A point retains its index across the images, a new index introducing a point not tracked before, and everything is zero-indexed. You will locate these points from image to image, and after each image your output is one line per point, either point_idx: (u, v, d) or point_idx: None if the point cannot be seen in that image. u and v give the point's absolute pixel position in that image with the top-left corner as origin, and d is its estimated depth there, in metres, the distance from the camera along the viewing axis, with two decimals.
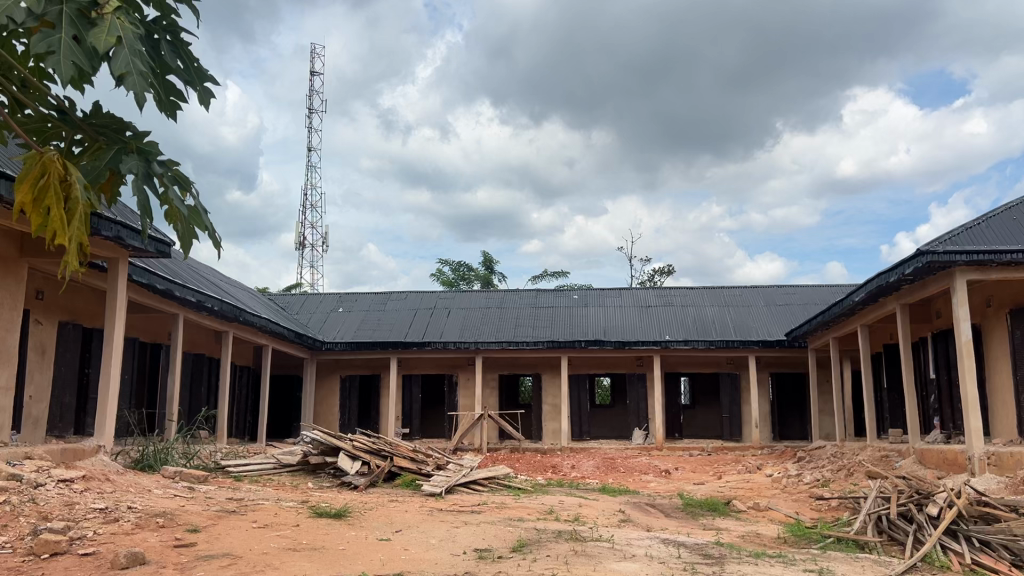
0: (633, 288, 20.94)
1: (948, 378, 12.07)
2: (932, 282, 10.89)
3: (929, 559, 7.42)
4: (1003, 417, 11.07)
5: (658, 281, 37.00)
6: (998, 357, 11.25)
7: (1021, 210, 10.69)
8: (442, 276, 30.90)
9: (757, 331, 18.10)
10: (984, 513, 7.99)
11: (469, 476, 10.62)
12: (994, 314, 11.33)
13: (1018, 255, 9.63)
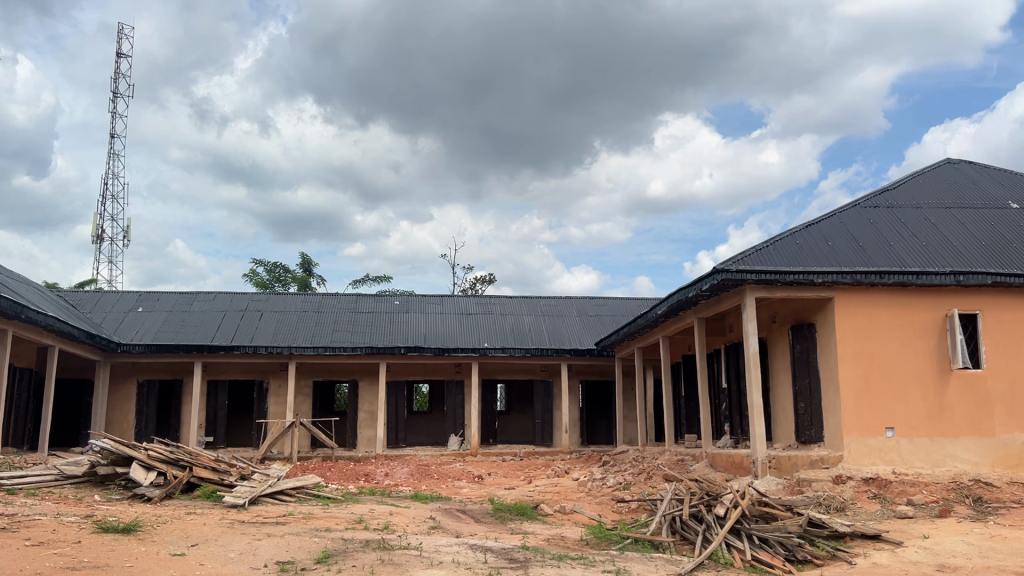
0: (452, 296, 21.06)
1: (738, 387, 13.04)
2: (725, 299, 11.75)
3: (714, 556, 7.99)
4: (784, 423, 12.10)
5: (479, 290, 37.45)
6: (781, 368, 12.28)
7: (804, 235, 11.76)
8: (255, 277, 29.66)
9: (570, 341, 18.74)
10: (764, 513, 8.66)
11: (276, 486, 10.21)
12: (778, 328, 12.37)
13: (799, 275, 10.57)
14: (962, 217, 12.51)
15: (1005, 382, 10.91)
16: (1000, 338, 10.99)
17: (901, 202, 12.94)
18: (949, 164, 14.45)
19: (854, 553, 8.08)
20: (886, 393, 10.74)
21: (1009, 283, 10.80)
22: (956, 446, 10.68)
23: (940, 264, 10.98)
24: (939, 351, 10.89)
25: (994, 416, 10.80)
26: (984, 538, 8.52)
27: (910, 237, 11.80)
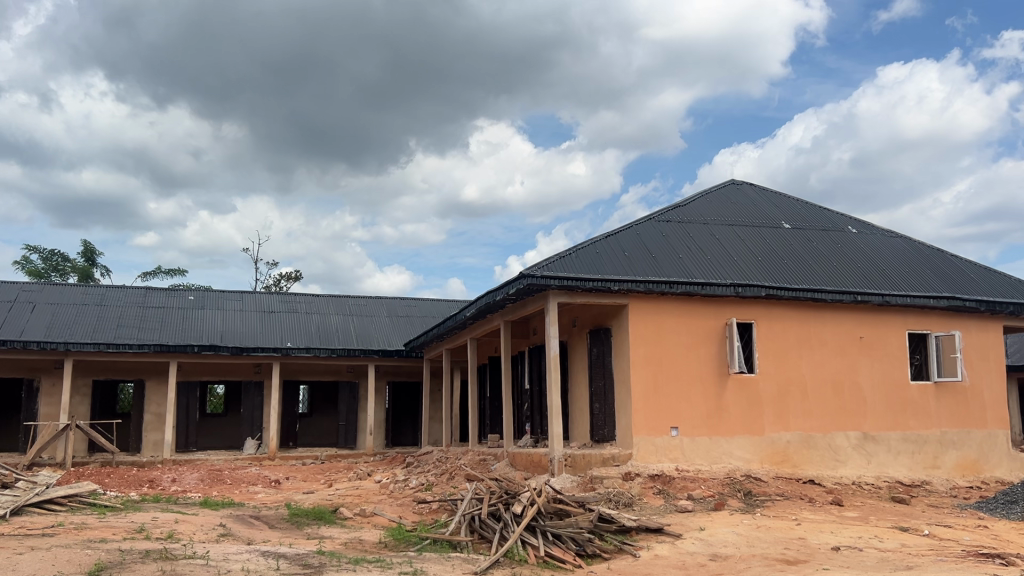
0: (254, 292, 20.21)
1: (539, 388, 13.45)
2: (530, 303, 12.08)
3: (509, 554, 8.18)
4: (580, 422, 12.62)
5: (284, 287, 36.21)
6: (579, 370, 12.80)
7: (604, 245, 12.33)
8: (28, 266, 27.01)
9: (377, 341, 18.53)
10: (558, 509, 8.97)
11: (44, 495, 9.31)
12: (578, 332, 12.89)
13: (598, 283, 11.07)
14: (742, 234, 13.62)
15: (773, 385, 11.99)
16: (771, 346, 12.06)
17: (691, 218, 13.90)
18: (734, 184, 15.69)
19: (639, 546, 8.56)
20: (672, 394, 11.48)
21: (779, 296, 11.88)
22: (731, 444, 11.61)
23: (722, 276, 11.89)
24: (719, 356, 11.78)
25: (763, 416, 11.85)
26: (751, 528, 9.32)
27: (698, 251, 12.69)
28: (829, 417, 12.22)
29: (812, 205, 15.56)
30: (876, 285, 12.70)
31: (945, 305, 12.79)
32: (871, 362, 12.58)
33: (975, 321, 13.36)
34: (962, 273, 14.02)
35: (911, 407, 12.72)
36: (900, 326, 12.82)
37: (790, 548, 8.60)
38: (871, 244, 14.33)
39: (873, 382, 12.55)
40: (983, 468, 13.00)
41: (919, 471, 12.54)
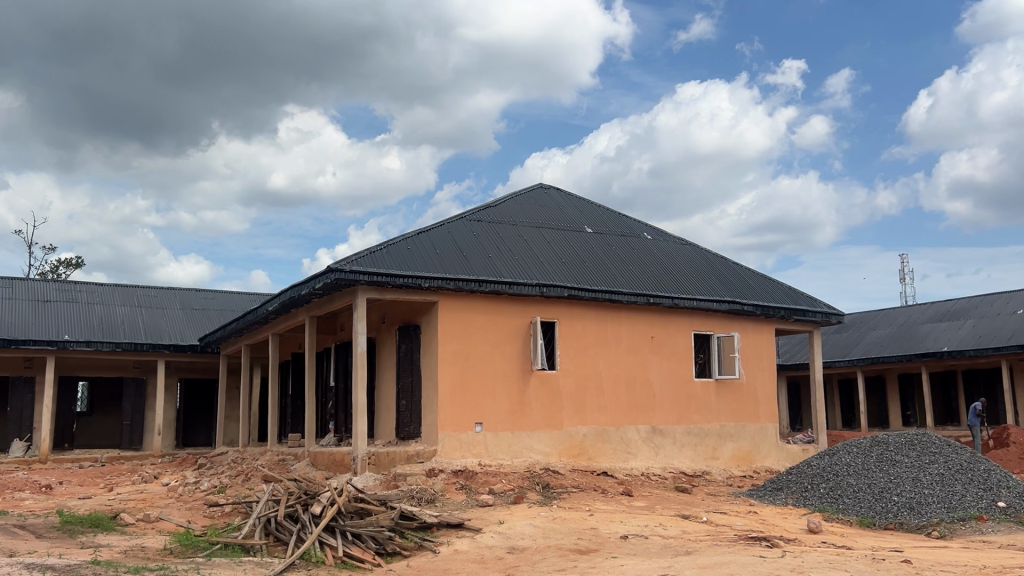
0: (28, 279, 18.37)
1: (344, 385, 13.20)
2: (337, 298, 11.82)
3: (306, 556, 7.96)
4: (386, 420, 12.51)
5: (63, 274, 33.25)
6: (386, 367, 12.69)
7: (415, 242, 12.30)
8: None
9: (169, 336, 17.42)
10: (359, 509, 8.83)
11: None
12: (386, 329, 12.77)
13: (408, 279, 11.01)
14: (548, 236, 14.06)
15: (573, 381, 12.47)
16: (572, 344, 12.54)
17: (501, 218, 14.16)
18: (542, 188, 16.17)
19: (438, 542, 8.61)
20: (477, 391, 11.65)
21: (581, 296, 12.38)
22: (531, 438, 11.95)
23: (529, 276, 12.20)
24: (523, 353, 12.08)
25: (563, 411, 12.30)
26: (548, 520, 9.64)
27: (507, 251, 12.96)
28: (623, 412, 12.89)
29: (613, 212, 16.34)
30: (668, 288, 13.53)
31: (727, 309, 13.86)
32: (661, 361, 13.40)
33: (751, 325, 14.59)
34: (742, 280, 15.26)
35: (695, 402, 13.68)
36: (687, 326, 13.75)
37: (583, 538, 8.98)
38: (664, 251, 15.26)
39: (662, 379, 13.37)
40: (754, 458, 14.23)
41: (701, 462, 13.52)
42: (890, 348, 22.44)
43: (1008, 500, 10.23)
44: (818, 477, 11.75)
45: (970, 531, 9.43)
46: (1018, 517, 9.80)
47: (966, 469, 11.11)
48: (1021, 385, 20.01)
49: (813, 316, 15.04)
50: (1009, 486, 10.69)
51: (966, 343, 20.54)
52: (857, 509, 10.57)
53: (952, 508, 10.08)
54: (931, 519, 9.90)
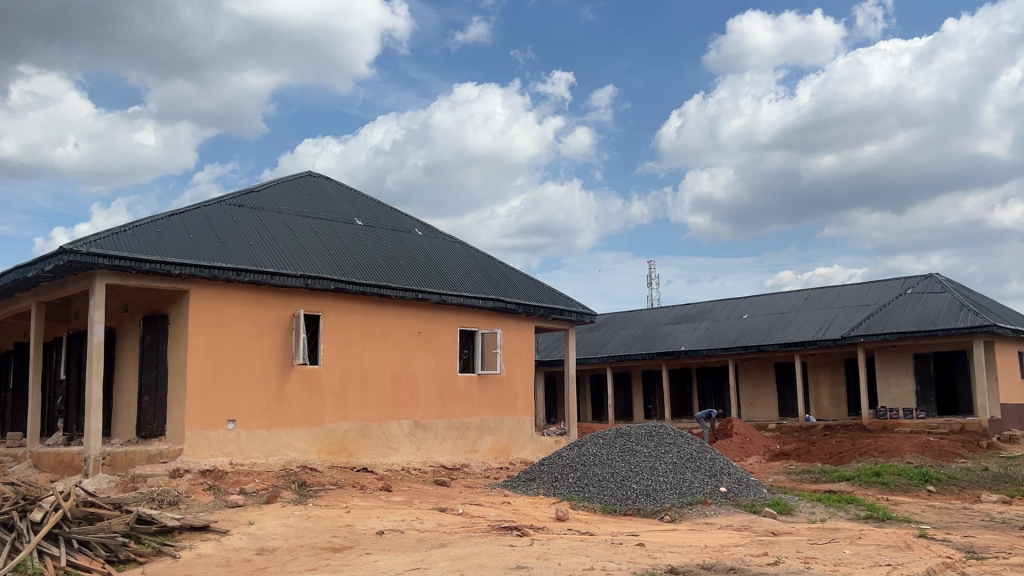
0: None
1: (77, 379, 11.98)
2: (72, 283, 10.68)
3: (20, 568, 7.08)
4: (125, 417, 11.51)
5: None
6: (128, 359, 11.67)
7: (166, 225, 11.40)
8: None
9: None
10: (88, 514, 8.02)
11: None
12: (129, 318, 11.74)
13: (156, 265, 10.19)
14: (315, 226, 13.64)
15: (336, 376, 12.20)
16: (335, 338, 12.25)
17: (264, 205, 13.53)
18: (310, 176, 15.65)
19: (179, 547, 8.03)
20: (231, 386, 11.05)
21: (346, 289, 12.12)
22: (288, 435, 11.53)
23: (292, 266, 11.75)
24: (283, 347, 11.62)
25: (323, 407, 11.99)
26: (301, 519, 9.34)
27: (270, 239, 12.39)
28: (386, 408, 12.80)
29: (383, 205, 16.18)
30: (435, 284, 13.62)
31: (492, 306, 14.23)
32: (426, 356, 13.47)
33: (514, 322, 15.07)
34: (507, 279, 15.74)
35: (457, 397, 13.89)
36: (453, 323, 13.92)
37: (337, 535, 8.79)
38: (433, 247, 15.36)
39: (426, 375, 13.44)
40: (511, 451, 14.73)
41: (460, 455, 13.76)
42: (637, 346, 24.23)
43: (728, 485, 11.38)
44: (567, 468, 12.38)
45: (696, 514, 10.37)
46: (735, 500, 10.92)
47: (695, 458, 12.20)
48: (743, 381, 22.41)
49: (570, 315, 15.84)
50: (729, 472, 11.89)
51: (700, 343, 22.64)
52: (601, 497, 11.27)
53: (682, 493, 11.03)
54: (664, 504, 10.78)
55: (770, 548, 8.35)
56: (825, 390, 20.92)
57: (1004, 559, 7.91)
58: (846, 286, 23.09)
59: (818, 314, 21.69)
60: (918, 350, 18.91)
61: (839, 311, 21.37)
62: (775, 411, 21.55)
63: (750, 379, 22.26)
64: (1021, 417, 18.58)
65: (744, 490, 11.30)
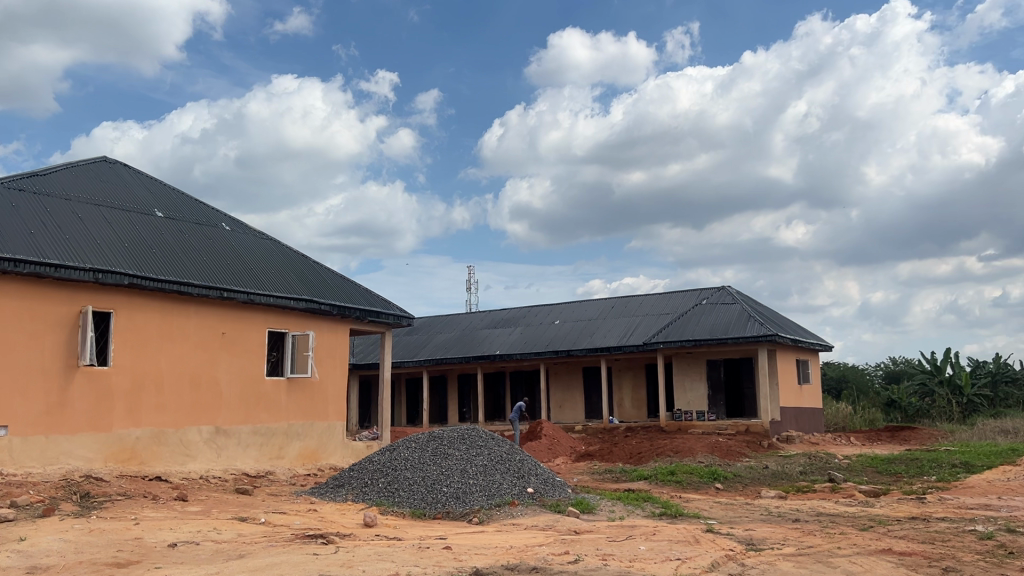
0: None
1: None
2: None
3: None
4: None
5: None
6: None
7: None
8: None
9: None
10: None
11: None
12: None
13: None
14: (109, 216, 12.64)
15: (127, 379, 11.35)
16: (128, 338, 11.40)
17: (50, 190, 12.37)
18: (106, 162, 14.49)
19: None
20: (4, 388, 9.99)
21: (142, 285, 11.32)
22: (71, 443, 10.58)
23: (80, 259, 10.81)
24: (67, 347, 10.66)
25: (112, 411, 11.11)
26: (82, 533, 8.58)
27: (55, 228, 11.34)
28: (184, 412, 12.07)
29: (188, 198, 15.27)
30: (243, 282, 13.02)
31: (304, 306, 13.81)
32: (231, 358, 12.83)
33: (327, 324, 14.69)
34: (320, 279, 15.32)
35: (263, 401, 13.33)
36: (261, 324, 13.35)
37: (122, 550, 8.15)
38: (242, 243, 14.68)
39: (230, 378, 12.79)
40: (320, 456, 14.33)
41: (265, 462, 13.21)
42: (453, 350, 24.37)
43: (535, 486, 11.66)
44: (377, 473, 12.21)
45: (503, 515, 10.55)
46: (541, 501, 11.22)
47: (505, 460, 12.42)
48: (554, 385, 23.13)
49: (385, 318, 15.65)
50: (536, 473, 12.20)
51: (513, 348, 23.14)
52: (410, 502, 11.20)
53: (490, 495, 11.17)
54: (472, 507, 10.88)
55: (571, 547, 8.63)
56: (628, 394, 22.01)
57: (778, 549, 8.63)
58: (650, 295, 24.44)
59: (624, 321, 22.79)
60: (711, 356, 20.33)
61: (643, 318, 22.57)
62: (582, 413, 22.41)
63: (560, 383, 23.02)
64: (796, 418, 20.44)
65: (550, 490, 11.63)
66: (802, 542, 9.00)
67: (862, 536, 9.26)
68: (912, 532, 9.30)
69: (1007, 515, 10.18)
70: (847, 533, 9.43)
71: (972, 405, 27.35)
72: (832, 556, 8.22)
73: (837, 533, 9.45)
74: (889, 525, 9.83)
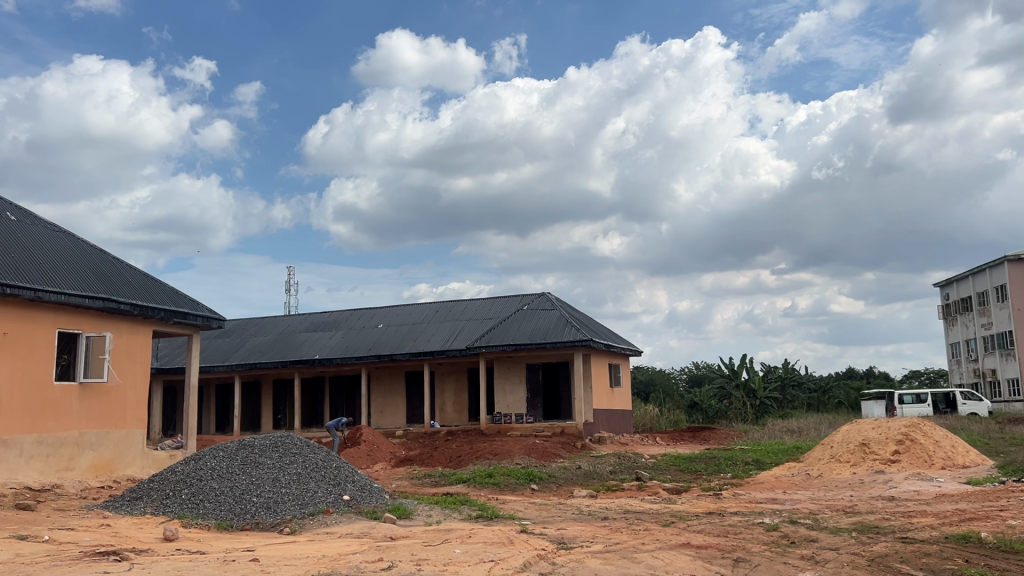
0: None
1: None
2: None
3: None
4: None
5: None
6: None
7: None
8: None
9: None
10: None
11: None
12: None
13: None
14: None
15: None
16: None
17: None
18: None
19: None
20: None
21: None
22: None
23: None
24: None
25: None
26: None
27: None
28: None
29: None
30: (30, 278, 11.89)
31: (100, 306, 12.80)
32: (13, 361, 11.66)
33: (127, 325, 13.70)
34: (121, 276, 14.27)
35: (51, 408, 12.20)
36: (51, 324, 12.24)
37: None
38: (30, 235, 13.41)
39: (12, 383, 11.62)
40: (115, 468, 13.30)
41: (51, 475, 12.09)
42: (269, 354, 23.48)
43: (351, 493, 11.41)
44: (180, 483, 11.50)
45: (316, 524, 10.23)
46: (357, 508, 10.99)
47: (320, 467, 12.06)
48: (374, 390, 22.81)
49: (193, 319, 14.82)
50: (353, 480, 11.94)
51: (333, 352, 22.61)
52: (216, 513, 10.62)
53: (304, 504, 10.81)
54: (284, 516, 10.48)
55: (385, 554, 8.51)
56: (449, 398, 22.11)
57: (587, 547, 8.94)
58: (473, 301, 24.67)
59: (447, 325, 22.88)
60: (530, 361, 20.80)
61: (465, 323, 22.74)
62: (403, 418, 22.25)
63: (381, 388, 22.74)
64: (608, 421, 21.33)
65: (366, 497, 11.42)
66: (610, 540, 9.38)
67: (664, 531, 9.79)
68: (709, 526, 9.94)
69: (791, 507, 11.11)
70: (650, 529, 9.93)
71: (763, 406, 29.80)
72: (637, 552, 8.62)
73: (642, 530, 9.93)
74: (688, 520, 10.44)
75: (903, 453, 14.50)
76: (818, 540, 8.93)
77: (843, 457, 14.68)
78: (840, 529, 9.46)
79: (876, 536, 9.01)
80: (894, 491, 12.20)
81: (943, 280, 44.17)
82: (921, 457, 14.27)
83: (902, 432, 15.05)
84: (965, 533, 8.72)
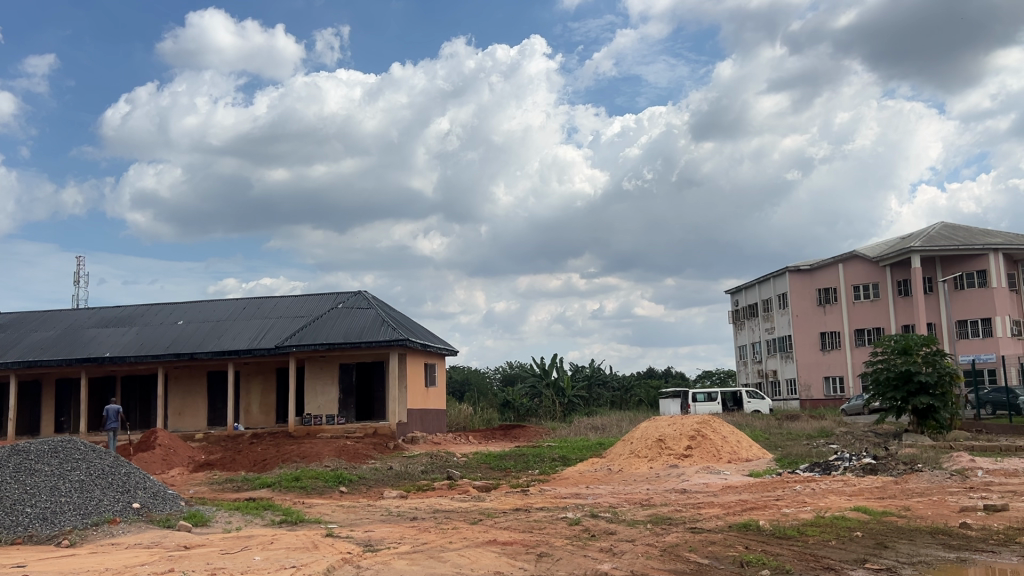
0: None
1: None
2: None
3: None
4: None
5: None
6: None
7: None
8: None
9: None
10: None
11: None
12: None
13: None
14: None
15: None
16: None
17: None
18: None
19: None
20: None
21: None
22: None
23: None
24: None
25: None
26: None
27: None
28: None
29: None
30: None
31: None
32: None
33: None
34: None
35: None
36: None
37: None
38: None
39: None
40: None
41: None
42: (51, 351, 21.52)
43: (141, 501, 10.68)
44: None
45: (100, 535, 9.46)
46: (148, 516, 10.29)
47: (106, 474, 11.18)
48: (172, 391, 21.48)
49: None
50: (144, 487, 11.17)
51: (127, 350, 21.08)
52: None
53: (86, 514, 9.96)
54: (62, 528, 9.60)
55: (177, 564, 8.00)
56: (256, 398, 21.26)
57: (394, 548, 8.84)
58: (284, 298, 23.85)
59: (255, 323, 21.95)
60: (344, 360, 20.39)
61: (275, 321, 21.93)
62: (203, 420, 21.12)
63: (180, 388, 21.46)
64: (422, 420, 21.31)
65: (158, 505, 10.72)
66: (417, 540, 9.34)
67: (471, 529, 9.88)
68: (515, 522, 10.15)
69: (592, 502, 11.58)
70: (458, 528, 9.99)
71: (571, 404, 30.98)
72: (444, 551, 8.64)
73: (450, 528, 9.97)
74: (495, 517, 10.60)
75: (694, 448, 15.52)
76: (616, 532, 9.34)
77: (642, 453, 15.48)
78: (637, 521, 9.94)
79: (668, 527, 9.55)
80: (686, 484, 13.03)
81: (733, 288, 47.76)
82: (710, 452, 15.32)
83: (694, 429, 16.13)
84: (745, 522, 9.43)
